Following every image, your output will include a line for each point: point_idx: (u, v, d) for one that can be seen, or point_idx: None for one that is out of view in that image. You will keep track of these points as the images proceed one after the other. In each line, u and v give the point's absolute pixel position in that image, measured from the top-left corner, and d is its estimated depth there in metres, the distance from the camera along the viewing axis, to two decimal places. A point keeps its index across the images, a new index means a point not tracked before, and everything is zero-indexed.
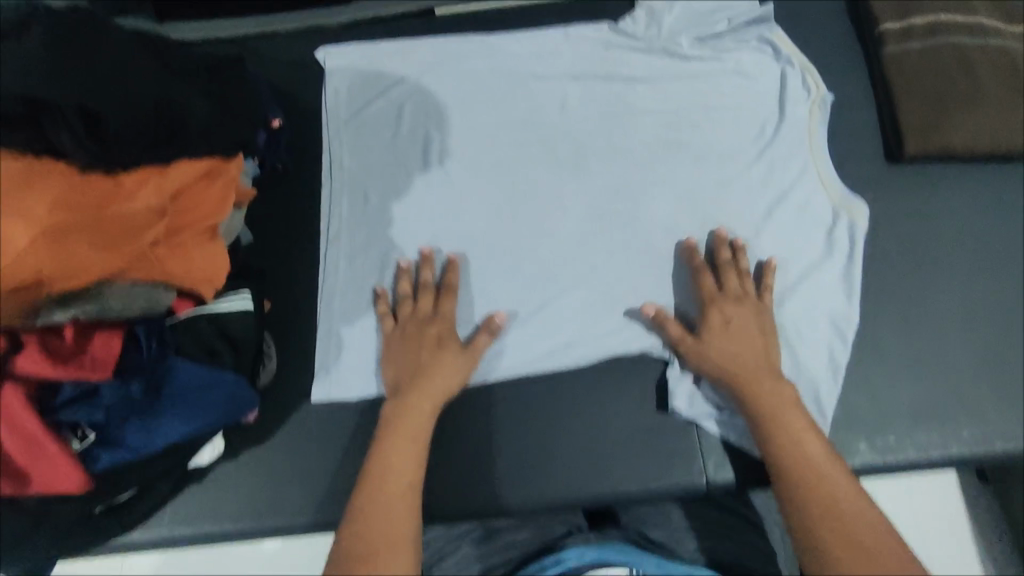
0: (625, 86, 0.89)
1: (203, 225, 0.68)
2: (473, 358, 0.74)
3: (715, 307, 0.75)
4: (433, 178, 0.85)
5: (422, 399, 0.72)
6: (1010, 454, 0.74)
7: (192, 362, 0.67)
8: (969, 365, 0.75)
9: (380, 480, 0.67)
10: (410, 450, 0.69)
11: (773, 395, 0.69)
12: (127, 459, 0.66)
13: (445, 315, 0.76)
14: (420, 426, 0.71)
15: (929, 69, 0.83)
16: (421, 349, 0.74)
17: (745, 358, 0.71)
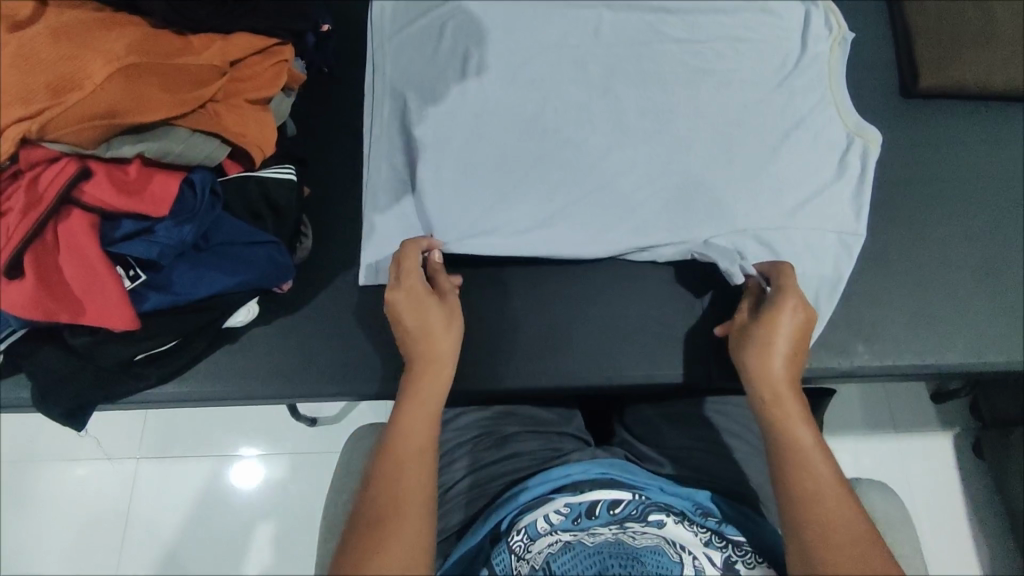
0: (657, 16, 0.91)
1: (258, 94, 0.73)
2: (452, 316, 0.71)
3: (780, 305, 0.69)
4: (468, 91, 0.87)
5: (433, 362, 0.69)
6: (1003, 367, 0.78)
7: (237, 219, 0.72)
8: (968, 283, 0.79)
9: (394, 446, 0.63)
10: (430, 411, 0.66)
11: (795, 403, 0.65)
12: (174, 304, 0.70)
13: (410, 281, 0.72)
14: (434, 395, 0.67)
15: (947, 11, 0.86)
16: (404, 317, 0.70)
17: (779, 362, 0.66)
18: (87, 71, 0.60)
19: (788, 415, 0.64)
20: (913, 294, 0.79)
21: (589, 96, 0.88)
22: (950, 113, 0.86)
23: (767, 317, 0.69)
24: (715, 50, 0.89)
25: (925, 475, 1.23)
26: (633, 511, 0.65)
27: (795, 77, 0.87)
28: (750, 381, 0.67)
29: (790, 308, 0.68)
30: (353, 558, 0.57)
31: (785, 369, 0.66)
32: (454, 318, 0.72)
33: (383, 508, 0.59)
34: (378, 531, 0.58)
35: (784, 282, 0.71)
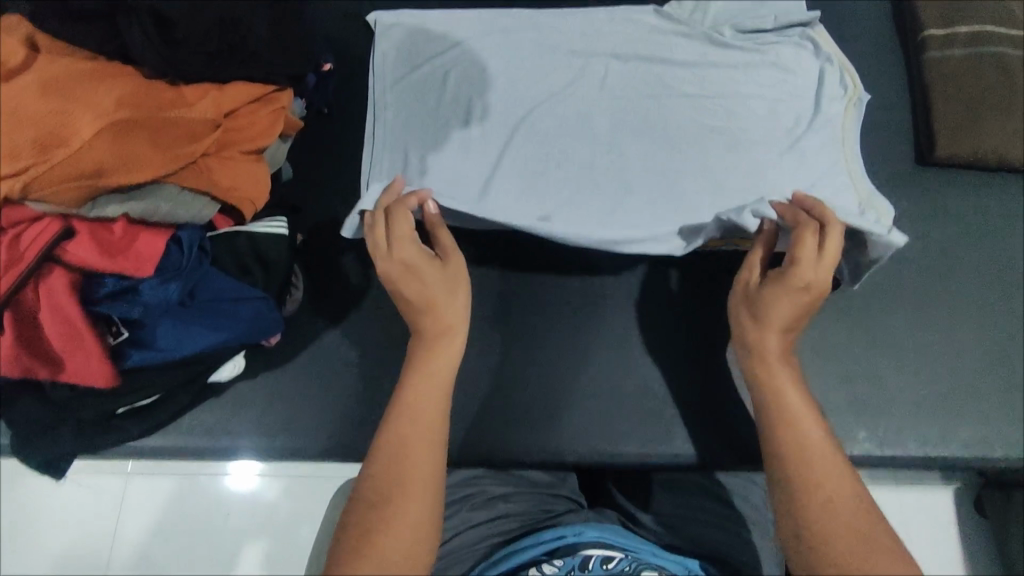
0: (666, 68, 0.89)
1: (251, 144, 0.71)
2: (455, 275, 0.69)
3: (782, 277, 0.66)
4: (470, 138, 0.85)
5: (440, 331, 0.68)
6: (1011, 459, 0.75)
7: (225, 274, 0.70)
8: (976, 367, 0.77)
9: (405, 423, 0.63)
10: (441, 381, 0.66)
11: (788, 378, 0.66)
12: (156, 361, 0.68)
13: (400, 255, 0.67)
14: (445, 364, 0.67)
15: (966, 77, 0.83)
16: (403, 288, 0.67)
17: (775, 339, 0.67)
18: (75, 126, 0.58)
19: (785, 398, 0.64)
20: (922, 368, 0.76)
21: (594, 147, 0.86)
22: (966, 180, 0.83)
23: (770, 295, 0.68)
24: (725, 104, 0.87)
25: (926, 536, 1.19)
26: (626, 566, 0.64)
27: (806, 137, 0.84)
28: (748, 354, 0.69)
29: (793, 286, 0.66)
30: (357, 538, 0.57)
31: (778, 346, 0.67)
32: (455, 281, 0.69)
33: (388, 486, 0.60)
34: (384, 509, 0.58)
35: (795, 255, 0.66)
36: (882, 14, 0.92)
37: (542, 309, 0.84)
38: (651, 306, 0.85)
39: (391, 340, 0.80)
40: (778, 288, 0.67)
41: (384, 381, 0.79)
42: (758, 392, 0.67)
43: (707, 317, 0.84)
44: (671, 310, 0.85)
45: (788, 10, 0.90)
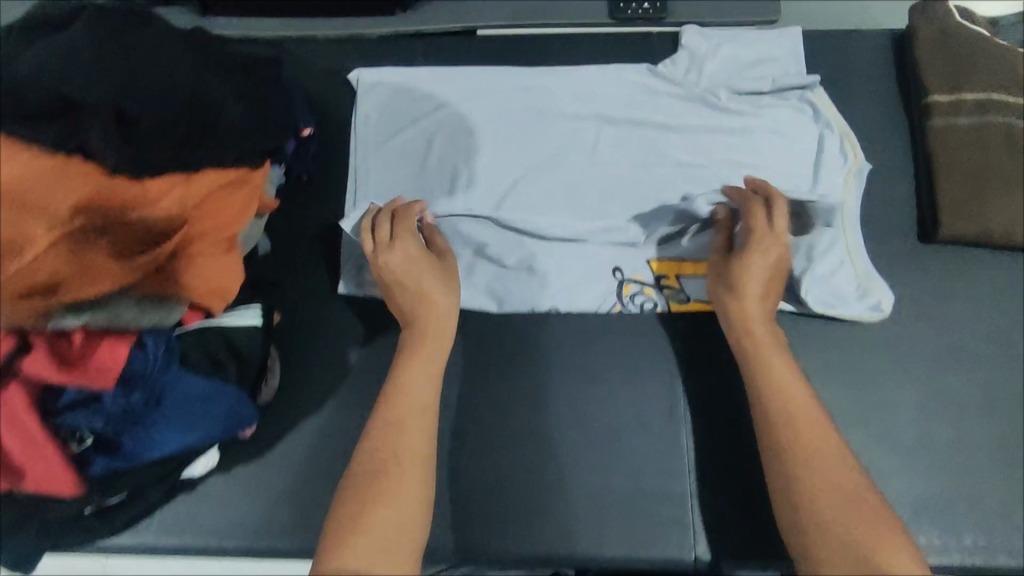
0: (659, 133, 0.85)
1: (221, 234, 0.68)
2: (451, 271, 0.76)
3: (757, 249, 0.74)
4: (454, 208, 0.80)
5: (436, 316, 0.73)
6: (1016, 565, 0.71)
7: (196, 375, 0.67)
8: (976, 462, 0.74)
9: (402, 398, 0.69)
10: (432, 363, 0.71)
11: (769, 342, 0.73)
12: (123, 466, 0.66)
13: (404, 243, 0.73)
14: (436, 349, 0.72)
15: (974, 148, 0.80)
16: (403, 281, 0.73)
17: (754, 305, 0.73)
18: (28, 235, 0.55)
19: (766, 374, 0.71)
20: (919, 459, 0.74)
21: (582, 218, 0.82)
22: (969, 258, 0.80)
23: (740, 267, 0.74)
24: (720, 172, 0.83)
25: None
26: None
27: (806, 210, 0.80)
28: (730, 323, 0.75)
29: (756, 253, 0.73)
30: (351, 508, 0.61)
31: (759, 313, 0.74)
32: (450, 278, 0.75)
33: (383, 461, 0.65)
34: (377, 485, 0.63)
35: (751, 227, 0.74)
36: (886, 76, 0.88)
37: (532, 393, 0.79)
38: (651, 392, 0.78)
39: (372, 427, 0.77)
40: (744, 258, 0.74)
41: None
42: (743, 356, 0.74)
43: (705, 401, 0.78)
44: (673, 396, 0.78)
45: (783, 75, 0.86)
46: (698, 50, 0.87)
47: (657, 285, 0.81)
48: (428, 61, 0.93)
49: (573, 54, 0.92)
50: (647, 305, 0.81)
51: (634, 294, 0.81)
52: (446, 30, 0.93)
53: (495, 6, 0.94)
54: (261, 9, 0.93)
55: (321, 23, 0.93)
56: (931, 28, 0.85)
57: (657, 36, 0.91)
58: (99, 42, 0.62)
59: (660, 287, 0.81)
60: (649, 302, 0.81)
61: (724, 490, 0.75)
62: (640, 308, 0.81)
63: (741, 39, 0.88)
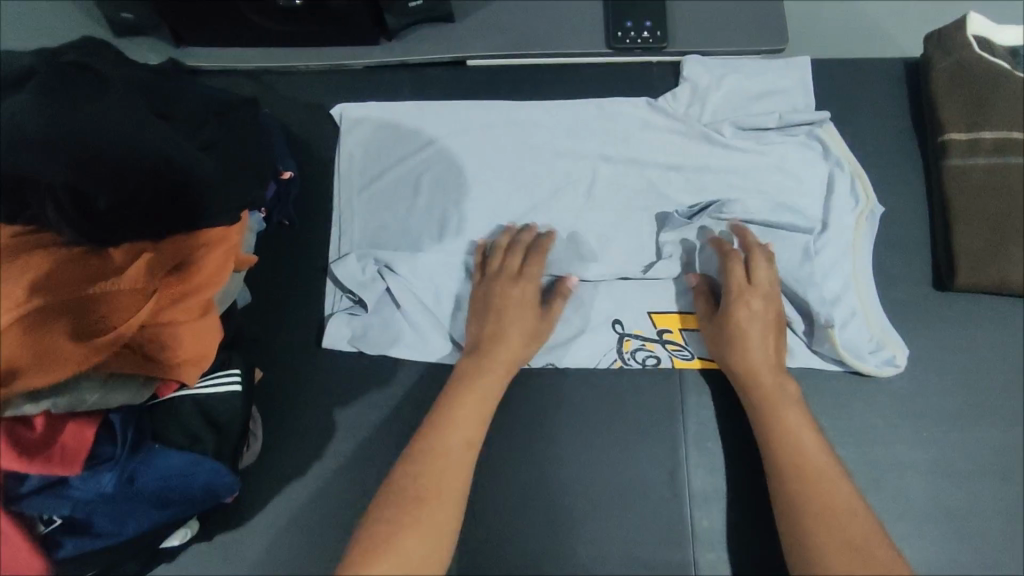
0: (659, 172, 0.81)
1: (200, 299, 0.63)
2: (551, 322, 0.74)
3: (742, 297, 0.72)
4: (448, 247, 0.79)
5: (500, 354, 0.71)
6: None
7: (172, 449, 0.64)
8: (997, 527, 0.71)
9: (456, 424, 0.67)
10: (491, 394, 0.70)
11: (779, 394, 0.69)
12: (95, 546, 0.62)
13: (532, 279, 0.74)
14: (497, 381, 0.70)
15: (994, 191, 0.75)
16: (505, 312, 0.72)
17: (756, 358, 0.70)
18: None
19: (782, 422, 0.68)
20: (935, 525, 0.71)
21: (579, 267, 0.77)
22: (986, 307, 0.76)
23: (735, 320, 0.71)
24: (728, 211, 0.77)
25: None
26: None
27: (814, 259, 0.76)
28: (735, 377, 0.71)
29: (746, 304, 0.71)
30: (383, 532, 0.60)
31: (764, 359, 0.70)
32: (544, 333, 0.74)
33: (423, 490, 0.63)
34: (411, 514, 0.62)
35: (733, 279, 0.72)
36: (898, 109, 0.84)
37: (527, 456, 0.74)
38: (652, 454, 0.73)
39: (360, 490, 0.74)
40: (736, 311, 0.71)
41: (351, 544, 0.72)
42: (754, 406, 0.70)
43: (711, 463, 0.73)
44: (676, 459, 0.73)
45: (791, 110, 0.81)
46: (700, 82, 0.83)
47: (660, 339, 0.76)
48: (416, 94, 0.88)
49: (569, 85, 0.87)
50: (650, 360, 0.75)
51: (635, 350, 0.76)
52: (434, 60, 0.88)
53: (484, 32, 0.88)
54: (236, 40, 0.88)
55: (302, 54, 0.89)
56: (947, 61, 0.80)
57: (657, 67, 0.87)
58: (58, 103, 0.59)
59: (662, 342, 0.76)
60: (651, 358, 0.75)
61: (732, 562, 0.70)
62: (641, 364, 0.75)
63: (746, 70, 0.83)
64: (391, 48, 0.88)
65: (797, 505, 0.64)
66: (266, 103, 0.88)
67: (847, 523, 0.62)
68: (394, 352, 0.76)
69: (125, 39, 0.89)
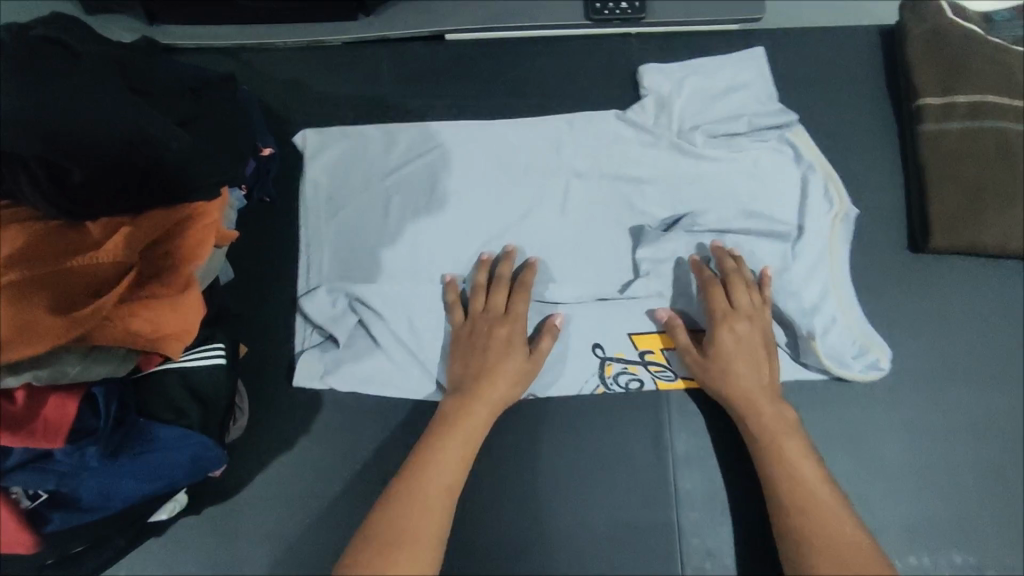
0: (632, 189, 0.79)
1: (181, 276, 0.64)
2: (538, 363, 0.72)
3: (723, 326, 0.71)
4: (421, 260, 0.78)
5: (486, 393, 0.70)
6: None
7: (157, 421, 0.64)
8: (968, 481, 0.73)
9: (434, 467, 0.66)
10: (471, 434, 0.68)
11: (776, 420, 0.68)
12: (83, 520, 0.63)
13: (517, 316, 0.73)
14: (479, 422, 0.69)
15: (967, 155, 0.76)
16: (490, 351, 0.71)
17: (745, 386, 0.70)
18: None
19: (775, 448, 0.68)
20: (910, 481, 0.72)
21: (557, 291, 0.76)
22: (959, 269, 0.78)
23: (721, 348, 0.71)
24: (700, 223, 0.77)
25: None
26: None
27: (794, 266, 0.76)
28: (728, 405, 0.71)
29: (730, 331, 0.71)
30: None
31: (754, 385, 0.70)
32: (529, 371, 0.72)
33: (401, 533, 0.61)
34: (389, 556, 0.60)
35: (716, 307, 0.72)
36: (875, 77, 0.85)
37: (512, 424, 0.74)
38: (635, 418, 0.74)
39: (347, 461, 0.74)
40: (721, 338, 0.71)
41: (340, 516, 0.73)
42: (752, 435, 0.69)
43: (693, 426, 0.74)
44: (659, 424, 0.74)
45: (758, 111, 0.81)
46: (664, 91, 0.81)
47: (641, 362, 0.75)
48: (394, 67, 0.87)
49: (548, 58, 0.87)
50: (633, 384, 0.74)
51: (617, 374, 0.74)
52: (413, 35, 0.88)
53: (462, 6, 0.87)
54: (212, 16, 0.87)
55: (279, 30, 0.88)
56: (922, 27, 0.81)
57: (635, 39, 0.87)
58: (27, 71, 0.58)
59: (644, 364, 0.75)
60: (634, 381, 0.74)
61: (712, 520, 0.72)
62: (623, 386, 0.75)
63: (705, 71, 0.82)
64: (368, 23, 0.87)
65: (795, 506, 0.65)
66: (245, 80, 0.87)
67: (837, 522, 0.63)
68: (372, 389, 0.75)
69: (99, 18, 0.88)
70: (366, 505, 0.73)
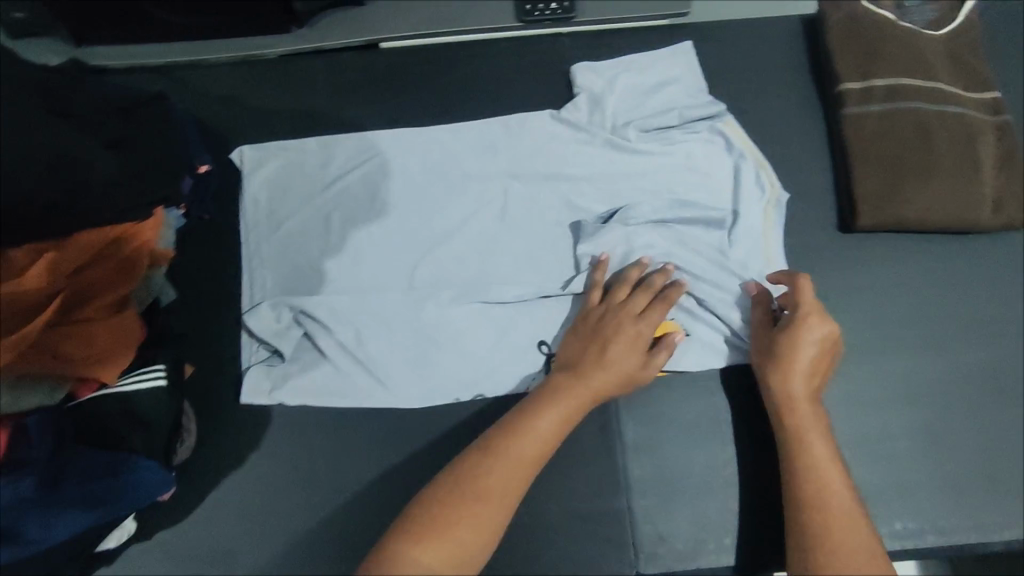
0: (570, 186, 0.81)
1: (111, 299, 0.65)
2: (648, 371, 0.70)
3: (802, 324, 0.69)
4: (365, 266, 0.78)
5: (593, 382, 0.67)
6: (950, 548, 0.72)
7: (95, 449, 0.64)
8: (907, 449, 0.75)
9: (527, 434, 0.63)
10: (572, 417, 0.66)
11: (813, 423, 0.67)
12: (20, 557, 0.59)
13: (648, 323, 0.70)
14: (581, 408, 0.66)
15: (887, 135, 0.79)
16: (609, 347, 0.69)
17: (801, 384, 0.68)
18: None
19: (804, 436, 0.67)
20: (852, 453, 0.74)
21: (501, 291, 0.77)
22: (888, 245, 0.80)
23: (796, 338, 0.69)
24: (638, 215, 0.78)
25: None
26: None
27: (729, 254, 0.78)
28: (772, 402, 0.70)
29: (808, 328, 0.69)
30: (435, 521, 0.57)
31: (804, 389, 0.68)
32: (635, 379, 0.69)
33: (484, 486, 0.59)
34: (467, 503, 0.58)
35: (807, 305, 0.70)
36: (799, 65, 0.87)
37: (463, 426, 0.75)
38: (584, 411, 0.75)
39: (300, 474, 0.74)
40: (796, 333, 0.69)
41: (294, 529, 0.72)
42: (781, 434, 0.69)
43: (642, 414, 0.76)
44: (608, 415, 0.75)
45: (688, 103, 0.83)
46: (595, 89, 0.83)
47: None
48: (329, 77, 0.87)
49: (483, 60, 0.88)
50: None
51: None
52: (346, 44, 0.88)
53: (394, 15, 0.88)
54: (140, 33, 0.86)
55: (212, 46, 0.87)
56: (839, 13, 0.84)
57: (568, 37, 0.88)
58: None
59: None
60: None
61: (664, 506, 0.73)
62: None
63: (635, 67, 0.85)
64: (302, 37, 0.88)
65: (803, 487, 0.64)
66: (178, 96, 0.86)
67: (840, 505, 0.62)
68: (321, 400, 0.75)
69: (22, 41, 0.86)
70: (319, 517, 0.73)
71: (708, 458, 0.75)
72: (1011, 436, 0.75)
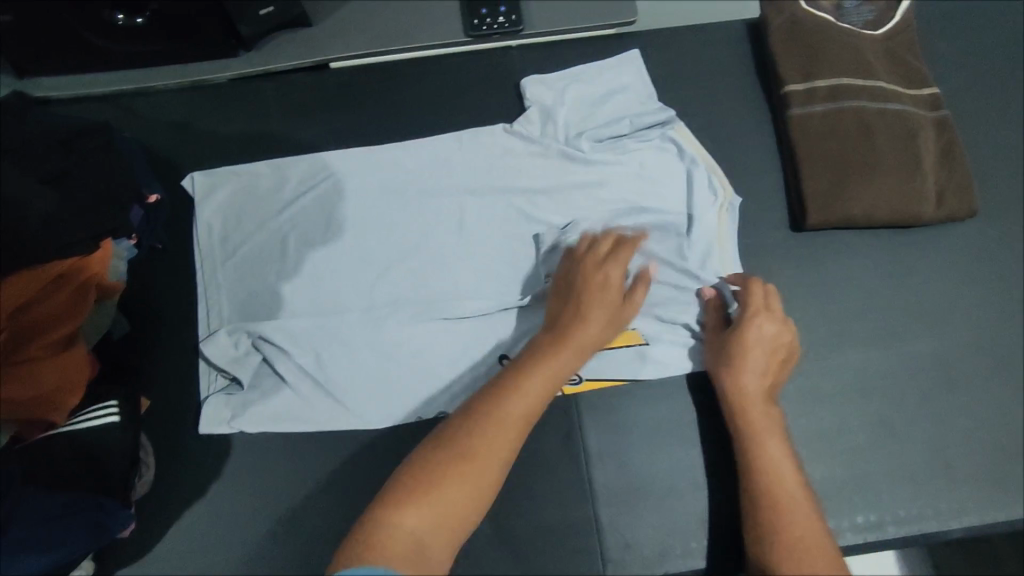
0: (524, 198, 0.81)
1: (57, 336, 0.63)
2: (627, 312, 0.70)
3: (751, 323, 0.72)
4: (322, 289, 0.77)
5: (575, 335, 0.66)
6: (910, 537, 0.73)
7: (45, 493, 0.62)
8: (864, 442, 0.76)
9: (513, 395, 0.61)
10: (557, 377, 0.64)
11: (766, 423, 0.69)
12: None
13: (616, 265, 0.71)
14: (566, 364, 0.65)
15: (831, 134, 0.81)
16: (584, 294, 0.68)
17: (752, 382, 0.70)
18: None
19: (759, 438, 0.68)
20: (812, 450, 0.75)
21: (460, 306, 0.76)
22: (839, 242, 0.82)
23: (745, 336, 0.72)
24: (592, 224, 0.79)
25: None
26: None
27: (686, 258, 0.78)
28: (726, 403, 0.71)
29: (756, 327, 0.72)
30: (421, 483, 0.54)
31: (756, 388, 0.70)
32: (615, 322, 0.69)
33: (472, 444, 0.57)
34: (457, 465, 0.56)
35: (755, 305, 0.73)
36: (745, 68, 0.89)
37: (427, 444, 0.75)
38: (547, 422, 0.75)
39: (262, 502, 0.73)
40: (744, 332, 0.72)
41: (257, 558, 0.72)
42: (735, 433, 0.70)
43: (605, 422, 0.76)
44: (571, 424, 0.76)
45: (638, 110, 0.84)
46: (546, 100, 0.84)
47: None
48: (280, 99, 0.87)
49: (433, 76, 0.88)
50: None
51: None
52: (295, 66, 0.88)
53: (343, 34, 0.88)
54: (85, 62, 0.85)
55: (159, 74, 0.87)
56: (781, 17, 0.86)
57: (517, 50, 0.89)
58: None
59: None
60: None
61: (629, 512, 0.74)
62: None
63: (585, 77, 0.85)
64: (250, 60, 0.87)
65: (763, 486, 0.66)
66: (127, 126, 0.85)
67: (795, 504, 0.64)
68: (282, 426, 0.74)
69: None
70: (283, 545, 0.72)
71: (671, 462, 0.75)
72: (964, 424, 0.77)
